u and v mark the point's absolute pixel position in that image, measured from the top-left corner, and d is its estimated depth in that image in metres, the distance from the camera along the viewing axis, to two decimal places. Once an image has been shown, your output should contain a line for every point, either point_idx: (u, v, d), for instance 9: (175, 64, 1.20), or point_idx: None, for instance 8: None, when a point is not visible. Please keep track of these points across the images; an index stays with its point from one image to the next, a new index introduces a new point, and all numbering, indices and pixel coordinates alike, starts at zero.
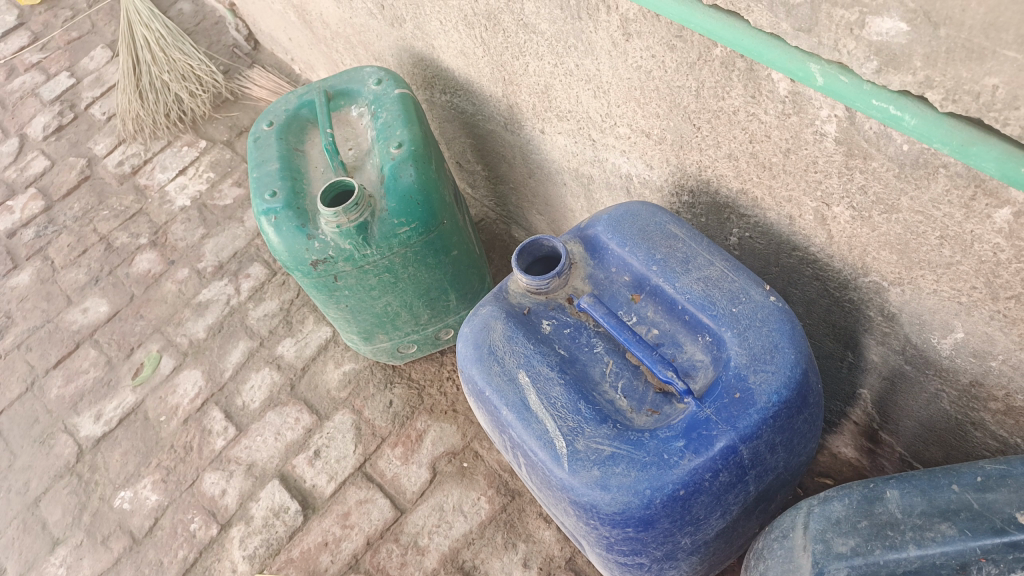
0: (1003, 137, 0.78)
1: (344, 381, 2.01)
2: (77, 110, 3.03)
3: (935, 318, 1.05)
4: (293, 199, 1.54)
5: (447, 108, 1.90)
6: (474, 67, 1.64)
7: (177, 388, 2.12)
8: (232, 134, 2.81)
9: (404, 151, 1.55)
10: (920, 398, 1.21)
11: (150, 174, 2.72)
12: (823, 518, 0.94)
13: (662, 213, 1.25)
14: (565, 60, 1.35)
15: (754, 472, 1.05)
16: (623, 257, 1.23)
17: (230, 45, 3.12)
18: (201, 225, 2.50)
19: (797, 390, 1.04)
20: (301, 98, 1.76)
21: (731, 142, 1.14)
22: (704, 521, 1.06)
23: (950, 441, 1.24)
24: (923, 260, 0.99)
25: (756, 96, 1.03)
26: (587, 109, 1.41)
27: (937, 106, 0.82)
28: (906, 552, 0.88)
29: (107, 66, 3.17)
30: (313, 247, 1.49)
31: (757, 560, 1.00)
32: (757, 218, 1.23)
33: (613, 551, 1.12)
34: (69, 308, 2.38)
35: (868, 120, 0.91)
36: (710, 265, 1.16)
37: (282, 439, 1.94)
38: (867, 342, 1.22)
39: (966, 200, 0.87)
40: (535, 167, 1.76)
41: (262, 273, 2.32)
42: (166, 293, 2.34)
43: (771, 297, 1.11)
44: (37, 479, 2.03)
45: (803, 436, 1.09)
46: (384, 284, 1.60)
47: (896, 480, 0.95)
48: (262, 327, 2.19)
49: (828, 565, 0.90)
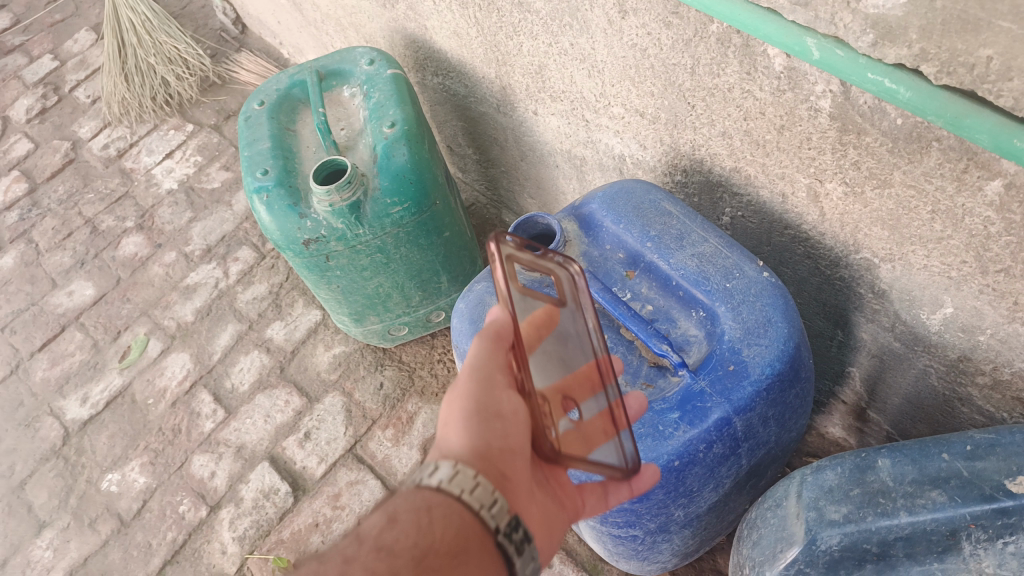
0: (995, 110, 0.79)
1: (334, 363, 2.01)
2: (62, 92, 3.00)
3: (925, 293, 1.07)
4: (285, 177, 1.54)
5: (438, 90, 1.90)
6: (467, 48, 1.64)
7: (165, 370, 2.11)
8: (219, 118, 2.79)
9: (397, 130, 1.55)
10: (909, 375, 1.23)
11: (136, 157, 2.70)
12: (816, 487, 0.96)
13: (657, 192, 1.27)
14: (559, 39, 1.36)
15: (747, 445, 1.06)
16: (618, 234, 1.24)
17: (217, 29, 3.11)
18: (189, 208, 2.49)
19: (789, 363, 1.06)
20: (292, 78, 1.75)
21: (726, 120, 1.16)
22: (697, 494, 1.07)
23: (936, 418, 1.26)
24: (914, 236, 1.01)
25: (751, 72, 1.05)
26: (582, 89, 1.41)
27: (932, 79, 0.83)
28: (897, 519, 0.90)
29: (92, 48, 3.15)
30: (305, 226, 1.48)
31: (749, 530, 1.01)
32: (750, 197, 1.24)
33: (607, 524, 1.14)
34: (54, 291, 2.36)
35: (862, 94, 0.92)
36: (705, 242, 1.18)
37: (272, 422, 1.94)
38: (857, 320, 1.24)
39: (958, 173, 0.89)
40: (527, 150, 1.77)
41: (250, 256, 2.31)
42: (153, 276, 2.32)
43: (764, 273, 1.13)
44: (22, 463, 2.02)
45: (794, 411, 1.11)
46: (376, 265, 1.61)
47: (887, 450, 0.97)
48: (251, 310, 2.18)
49: (820, 532, 0.91)
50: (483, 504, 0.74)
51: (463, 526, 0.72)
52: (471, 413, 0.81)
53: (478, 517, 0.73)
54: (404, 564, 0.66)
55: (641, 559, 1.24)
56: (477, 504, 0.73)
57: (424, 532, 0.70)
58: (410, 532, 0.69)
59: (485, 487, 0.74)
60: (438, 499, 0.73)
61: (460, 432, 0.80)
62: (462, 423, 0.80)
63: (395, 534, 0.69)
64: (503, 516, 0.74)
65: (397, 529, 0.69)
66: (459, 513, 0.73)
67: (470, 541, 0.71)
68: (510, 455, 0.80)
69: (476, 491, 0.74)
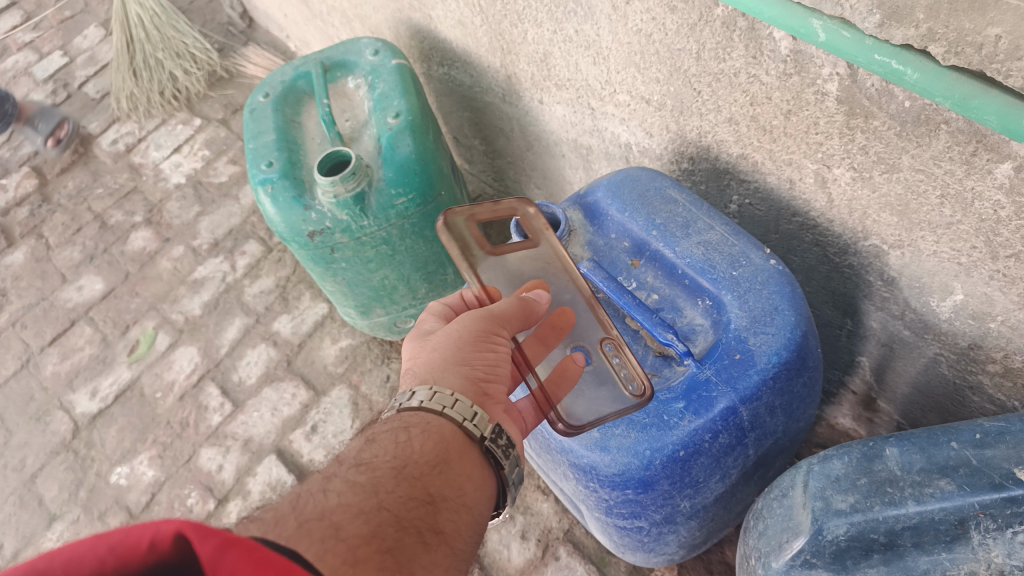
0: (1005, 90, 0.77)
1: (341, 356, 2.01)
2: (71, 89, 3.02)
3: (934, 280, 1.05)
4: (289, 169, 1.53)
5: (444, 81, 1.89)
6: (472, 38, 1.63)
7: (173, 364, 2.11)
8: (227, 112, 2.80)
9: (401, 121, 1.54)
10: (918, 363, 1.21)
11: (145, 152, 2.71)
12: (822, 476, 0.94)
13: (662, 179, 1.25)
14: (564, 27, 1.34)
15: (754, 435, 1.05)
16: (622, 223, 1.23)
17: (225, 24, 3.11)
18: (196, 203, 2.49)
19: (796, 352, 1.04)
20: (298, 69, 1.74)
21: (732, 105, 1.14)
22: (703, 484, 1.06)
23: (947, 408, 1.24)
24: (923, 221, 0.99)
25: (757, 56, 1.03)
26: (586, 77, 1.40)
27: (940, 59, 0.81)
28: (905, 508, 0.88)
29: (101, 45, 3.16)
30: (310, 218, 1.48)
31: (756, 520, 1.00)
32: (757, 183, 1.22)
33: (613, 515, 1.13)
34: (64, 286, 2.37)
35: (870, 76, 0.90)
36: (711, 230, 1.16)
37: (279, 415, 1.94)
38: (866, 308, 1.22)
39: (968, 155, 0.87)
40: (533, 140, 1.76)
41: (258, 250, 2.31)
42: (161, 271, 2.33)
43: (771, 261, 1.11)
44: (33, 456, 2.03)
45: (802, 400, 1.09)
46: (381, 257, 1.60)
47: (896, 438, 0.96)
48: (258, 303, 2.18)
49: (826, 522, 0.90)
50: (465, 416, 0.83)
51: (444, 437, 0.81)
52: (465, 343, 0.89)
53: (460, 428, 0.82)
54: (383, 476, 0.73)
55: (648, 551, 1.23)
56: (459, 417, 0.82)
57: (404, 447, 0.78)
58: (390, 450, 0.78)
59: (464, 402, 0.83)
60: (417, 418, 0.82)
61: (446, 353, 0.88)
62: (452, 350, 0.88)
63: (375, 453, 0.77)
64: (485, 425, 0.84)
65: (376, 448, 0.78)
66: (439, 427, 0.81)
67: (450, 451, 0.80)
68: (494, 380, 0.89)
69: (456, 406, 0.83)
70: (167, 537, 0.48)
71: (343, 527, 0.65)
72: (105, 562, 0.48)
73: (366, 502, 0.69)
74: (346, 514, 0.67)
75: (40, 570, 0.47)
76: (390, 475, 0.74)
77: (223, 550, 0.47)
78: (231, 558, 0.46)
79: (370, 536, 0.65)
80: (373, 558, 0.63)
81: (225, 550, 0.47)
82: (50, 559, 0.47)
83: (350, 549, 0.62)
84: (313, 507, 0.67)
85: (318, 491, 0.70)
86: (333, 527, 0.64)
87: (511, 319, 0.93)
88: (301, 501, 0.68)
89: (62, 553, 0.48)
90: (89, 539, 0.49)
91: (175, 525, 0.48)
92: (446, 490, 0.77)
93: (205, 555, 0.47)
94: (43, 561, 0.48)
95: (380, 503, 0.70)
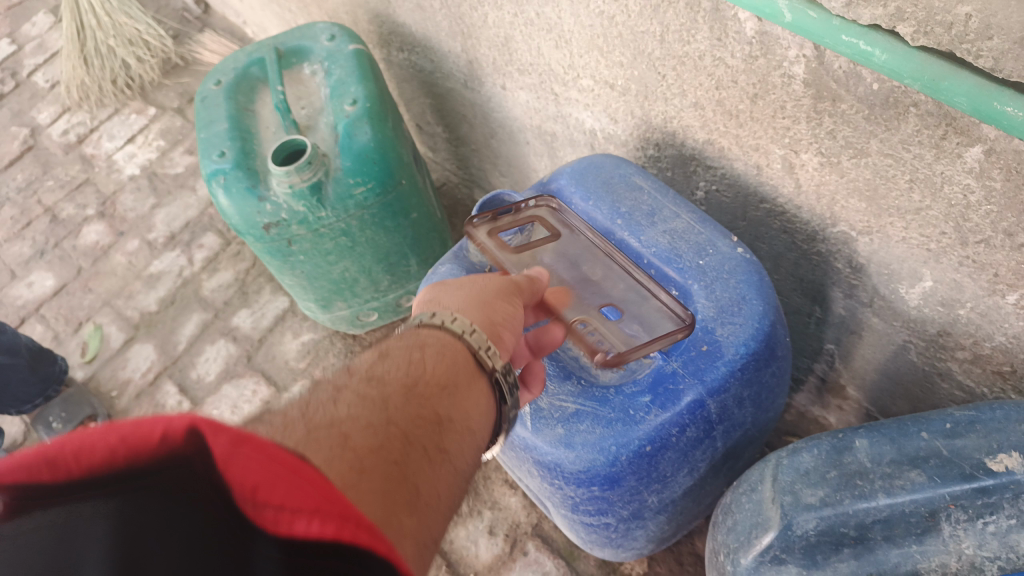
0: (974, 70, 0.75)
1: (302, 351, 1.96)
2: (19, 77, 2.91)
3: (903, 266, 1.03)
4: (242, 159, 1.47)
5: (404, 66, 1.84)
6: (431, 21, 1.59)
7: (129, 362, 2.05)
8: (183, 101, 2.73)
9: (358, 108, 1.49)
10: (887, 350, 1.20)
11: (97, 142, 2.63)
12: (792, 470, 0.91)
13: (626, 165, 1.22)
14: (525, 9, 1.30)
15: (722, 427, 1.02)
16: (586, 212, 1.20)
17: (180, 9, 3.03)
18: (151, 195, 2.42)
19: (765, 342, 1.01)
20: (251, 55, 1.68)
21: (697, 89, 1.11)
22: (671, 479, 1.03)
23: (915, 394, 1.22)
24: (892, 206, 0.97)
25: (722, 38, 1.00)
26: (549, 61, 1.36)
27: (907, 39, 0.78)
28: (876, 501, 0.85)
29: (50, 32, 3.05)
30: (265, 210, 1.42)
31: (724, 515, 0.97)
32: (724, 169, 1.20)
33: (579, 512, 1.10)
34: (13, 282, 2.29)
35: (837, 57, 0.88)
36: (676, 218, 1.14)
37: (239, 412, 1.88)
38: (834, 295, 1.20)
39: (937, 139, 0.84)
40: (496, 127, 1.72)
41: (215, 243, 2.25)
42: (115, 265, 2.25)
43: (738, 249, 1.09)
44: None
45: (771, 391, 1.06)
46: (341, 249, 1.55)
47: (864, 429, 0.93)
48: (217, 298, 2.13)
49: (796, 517, 0.87)
50: (481, 345, 0.83)
51: (457, 360, 0.81)
52: (485, 294, 0.94)
53: (475, 355, 0.83)
54: (392, 391, 0.69)
55: (616, 546, 1.21)
56: (476, 344, 0.83)
57: (415, 365, 0.76)
58: (401, 366, 0.75)
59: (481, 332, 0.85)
60: (432, 338, 0.83)
61: (467, 303, 0.91)
62: (472, 298, 0.92)
63: (387, 368, 0.74)
64: (498, 359, 0.84)
65: (388, 363, 0.75)
66: (454, 350, 0.82)
67: (458, 379, 0.78)
68: (507, 330, 0.91)
69: (474, 334, 0.84)
70: (181, 432, 0.43)
71: (352, 437, 0.60)
72: (115, 454, 0.42)
73: (375, 416, 0.64)
74: (354, 425, 0.62)
75: (49, 455, 0.42)
76: (400, 391, 0.70)
77: (238, 446, 0.42)
78: (246, 457, 0.42)
79: (377, 447, 0.60)
80: (381, 468, 0.58)
81: (239, 446, 0.42)
82: (63, 443, 0.42)
83: (359, 458, 0.57)
84: (321, 415, 0.62)
85: (326, 399, 0.65)
86: (341, 436, 0.59)
87: (523, 288, 0.99)
88: (309, 410, 0.63)
89: (72, 440, 0.43)
90: (99, 428, 0.43)
91: (189, 418, 0.43)
92: (453, 413, 0.73)
93: (219, 450, 0.42)
94: (52, 446, 0.42)
95: (389, 417, 0.65)
